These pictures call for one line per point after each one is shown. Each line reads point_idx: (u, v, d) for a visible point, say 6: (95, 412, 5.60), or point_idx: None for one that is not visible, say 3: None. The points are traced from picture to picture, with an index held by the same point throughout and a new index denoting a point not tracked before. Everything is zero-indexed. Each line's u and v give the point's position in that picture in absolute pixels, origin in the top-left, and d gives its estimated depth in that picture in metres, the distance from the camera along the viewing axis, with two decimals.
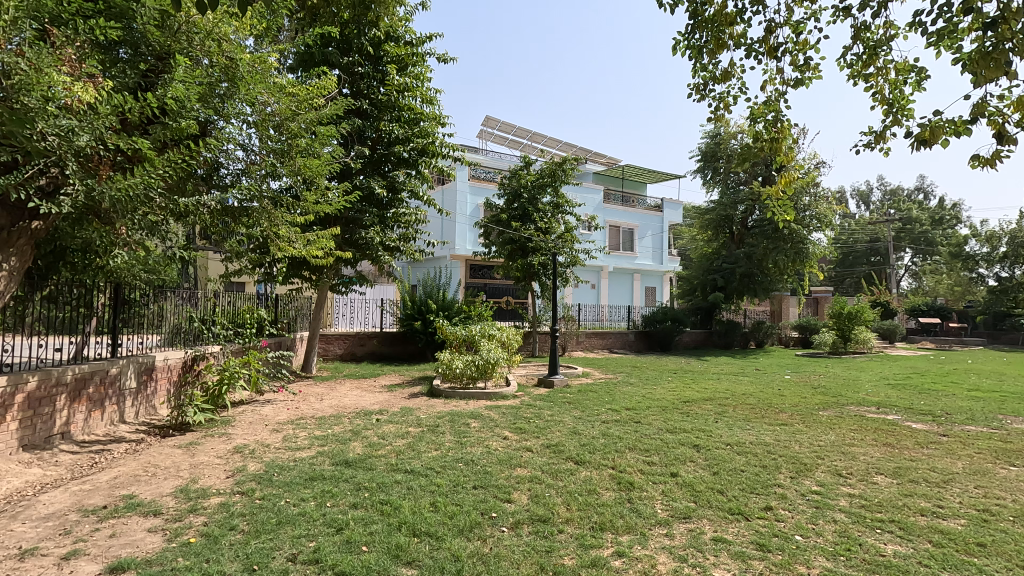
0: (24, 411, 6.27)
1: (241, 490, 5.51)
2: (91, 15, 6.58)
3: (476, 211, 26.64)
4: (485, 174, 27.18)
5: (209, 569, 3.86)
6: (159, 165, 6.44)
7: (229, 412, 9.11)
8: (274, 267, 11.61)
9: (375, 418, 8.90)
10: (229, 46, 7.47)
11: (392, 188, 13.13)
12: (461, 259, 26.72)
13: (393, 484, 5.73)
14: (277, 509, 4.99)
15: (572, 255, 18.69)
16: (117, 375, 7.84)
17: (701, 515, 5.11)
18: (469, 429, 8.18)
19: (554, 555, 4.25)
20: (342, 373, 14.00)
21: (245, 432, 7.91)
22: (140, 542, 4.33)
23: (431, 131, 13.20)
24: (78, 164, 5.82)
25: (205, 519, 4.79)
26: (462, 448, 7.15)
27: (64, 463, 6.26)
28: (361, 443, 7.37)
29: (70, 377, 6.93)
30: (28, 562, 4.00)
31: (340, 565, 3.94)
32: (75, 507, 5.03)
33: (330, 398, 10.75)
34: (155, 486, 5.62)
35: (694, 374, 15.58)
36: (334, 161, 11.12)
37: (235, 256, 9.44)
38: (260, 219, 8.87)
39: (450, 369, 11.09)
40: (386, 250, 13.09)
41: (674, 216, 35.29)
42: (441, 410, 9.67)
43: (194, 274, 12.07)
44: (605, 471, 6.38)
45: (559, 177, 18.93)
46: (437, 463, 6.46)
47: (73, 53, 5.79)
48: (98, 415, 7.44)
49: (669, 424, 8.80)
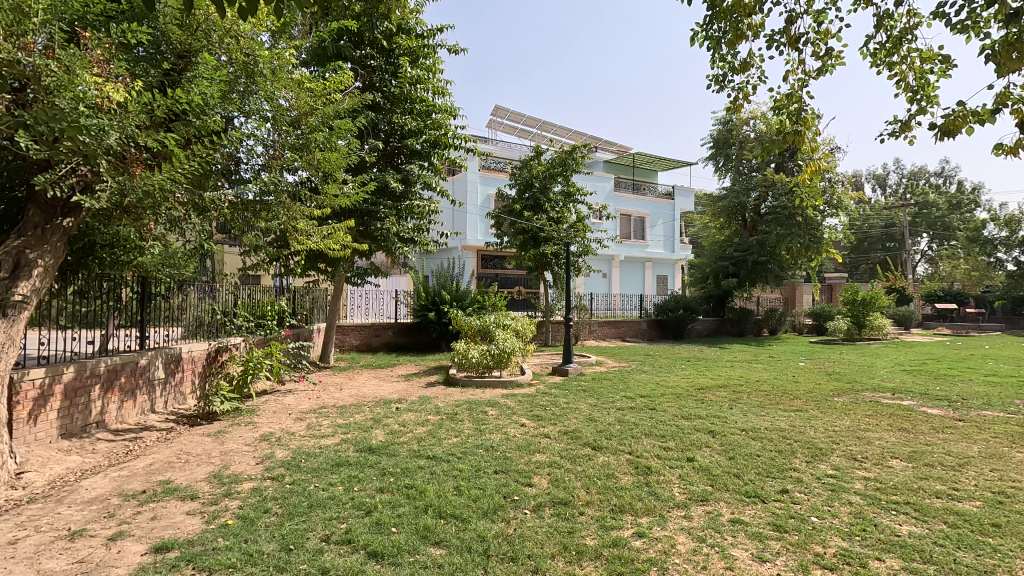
0: (62, 401, 6.54)
1: (271, 475, 5.72)
2: (115, 16, 6.73)
3: (486, 202, 26.71)
4: (496, 164, 27.24)
5: (248, 549, 4.07)
6: (185, 161, 6.62)
7: (253, 401, 9.36)
8: (292, 259, 11.80)
9: (394, 406, 9.11)
10: (246, 43, 7.64)
11: (406, 180, 13.29)
12: (473, 249, 26.84)
13: (416, 469, 5.91)
14: (307, 493, 5.19)
15: (585, 244, 18.73)
16: (146, 366, 8.09)
17: (718, 497, 5.23)
18: (487, 417, 8.36)
19: (576, 535, 4.40)
20: (360, 364, 14.25)
21: (270, 420, 8.14)
22: (181, 524, 4.54)
23: (444, 123, 13.35)
24: (110, 163, 6.00)
25: (240, 502, 5.00)
26: (481, 435, 7.31)
27: (101, 451, 6.49)
28: (383, 431, 7.55)
29: (103, 368, 7.18)
30: (78, 542, 4.23)
31: (372, 545, 4.12)
32: (116, 491, 5.27)
33: (350, 388, 11.00)
34: (189, 472, 5.85)
35: (707, 361, 15.62)
36: (351, 154, 11.23)
37: (254, 250, 9.60)
38: (279, 213, 9.01)
39: (466, 359, 11.25)
40: (401, 241, 13.24)
41: (686, 204, 35.16)
42: (459, 398, 9.84)
43: (213, 267, 12.26)
44: (622, 457, 6.51)
45: (571, 166, 18.89)
46: (458, 450, 6.61)
47: (101, 54, 5.94)
48: (130, 404, 7.70)
49: (684, 411, 8.92)
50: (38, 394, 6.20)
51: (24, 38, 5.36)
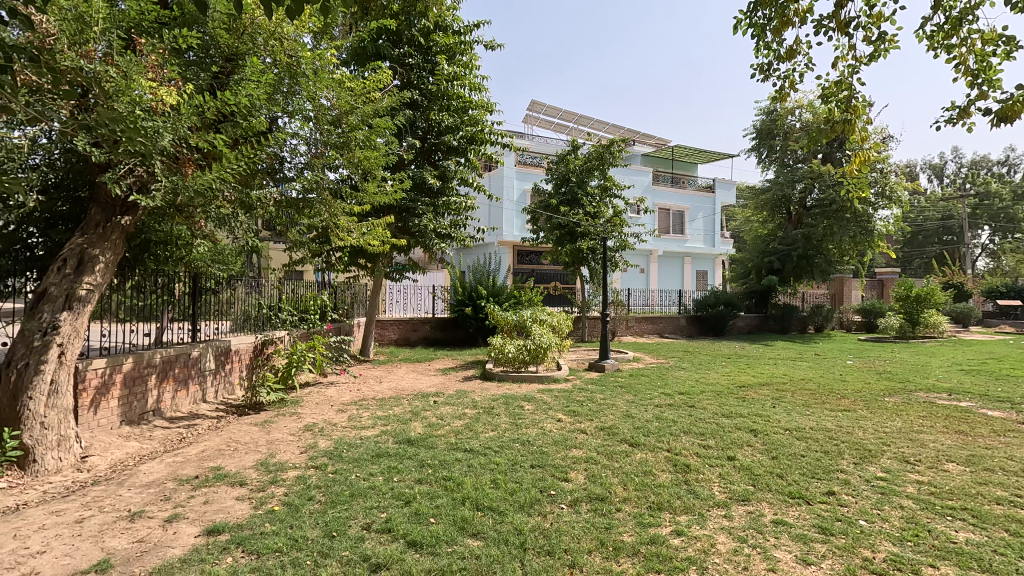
0: (122, 389, 6.92)
1: (315, 464, 5.91)
2: (168, 23, 7.05)
3: (522, 197, 26.72)
4: (532, 160, 27.20)
5: (294, 534, 4.22)
6: (233, 161, 6.88)
7: (297, 392, 9.68)
8: (333, 255, 12.11)
9: (432, 400, 9.25)
10: (290, 45, 7.76)
11: (443, 177, 13.43)
12: (509, 245, 26.92)
13: (454, 462, 5.99)
14: (349, 483, 5.33)
15: (622, 239, 18.51)
16: (198, 357, 8.46)
17: (760, 498, 5.11)
18: (523, 412, 8.39)
19: (614, 532, 4.37)
20: (399, 358, 14.52)
21: (313, 411, 8.40)
22: (231, 509, 4.75)
23: (480, 119, 13.41)
24: (163, 163, 6.29)
25: (285, 489, 5.19)
26: (517, 430, 7.35)
27: (157, 438, 6.84)
28: (421, 423, 7.69)
29: (159, 359, 7.55)
30: (137, 522, 4.48)
31: (411, 535, 4.21)
32: (171, 476, 5.55)
33: (389, 381, 11.24)
34: (238, 459, 6.11)
35: (749, 358, 15.22)
36: (390, 152, 11.41)
37: (297, 246, 9.90)
38: (321, 210, 9.26)
39: (502, 354, 11.31)
40: (438, 237, 13.40)
41: (727, 197, 34.26)
42: (495, 393, 9.92)
43: (259, 263, 12.73)
44: (660, 454, 6.43)
45: (608, 160, 18.66)
46: (495, 444, 6.67)
47: (155, 60, 6.21)
48: (183, 394, 8.08)
49: (724, 409, 8.72)
50: (100, 382, 6.57)
51: (85, 47, 5.66)
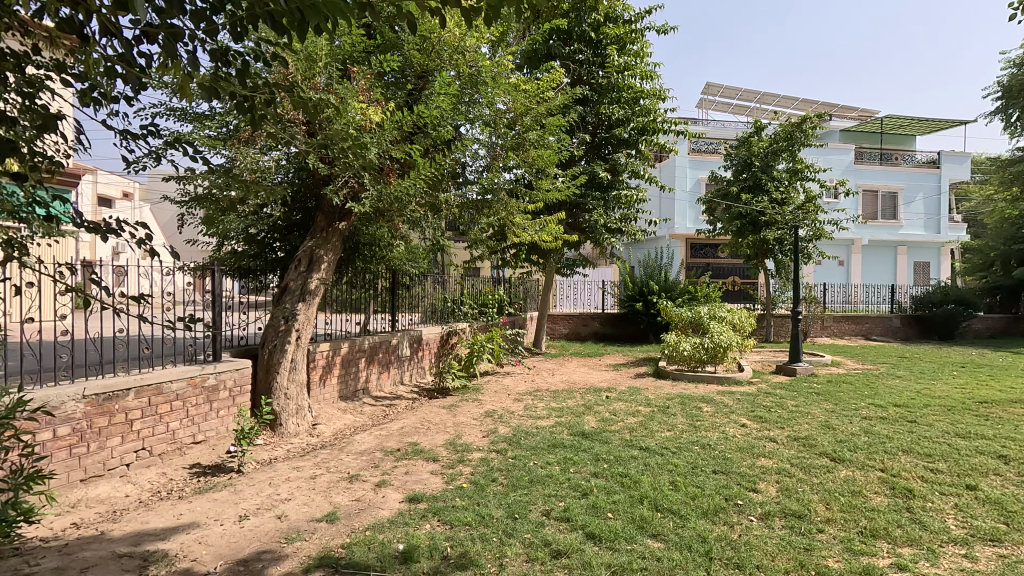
0: (341, 369, 8.12)
1: (496, 448, 6.29)
2: (373, 51, 8.03)
3: (697, 186, 25.23)
4: (708, 146, 25.53)
5: (481, 511, 4.54)
6: (424, 168, 7.60)
7: (478, 380, 10.42)
8: (509, 252, 12.76)
9: (605, 395, 9.23)
10: (472, 56, 8.32)
11: (614, 170, 13.28)
12: (682, 238, 25.66)
13: (630, 459, 5.89)
14: (528, 469, 5.57)
15: (816, 228, 16.43)
16: (396, 344, 9.60)
17: (1017, 540, 4.12)
18: (702, 413, 7.93)
19: (816, 555, 3.90)
20: (570, 352, 14.77)
21: (492, 399, 8.96)
22: (427, 481, 5.28)
23: (652, 108, 12.97)
24: (370, 174, 7.18)
25: (471, 469, 5.61)
26: (696, 432, 6.96)
27: (366, 412, 7.93)
28: (594, 418, 7.71)
29: (367, 345, 8.73)
30: (355, 484, 5.23)
31: (589, 527, 4.24)
32: (379, 447, 6.36)
33: (561, 374, 11.49)
34: (431, 437, 6.78)
35: (994, 368, 12.39)
36: (562, 150, 11.60)
37: (477, 244, 10.62)
38: (499, 210, 9.78)
39: (677, 351, 10.82)
40: (609, 231, 13.31)
41: (958, 172, 28.34)
42: (670, 391, 9.54)
43: (445, 261, 13.97)
44: (872, 473, 5.57)
45: (799, 139, 16.68)
46: (672, 444, 6.40)
47: (364, 84, 7.12)
48: (385, 376, 9.22)
49: (959, 427, 7.23)
50: (325, 362, 7.79)
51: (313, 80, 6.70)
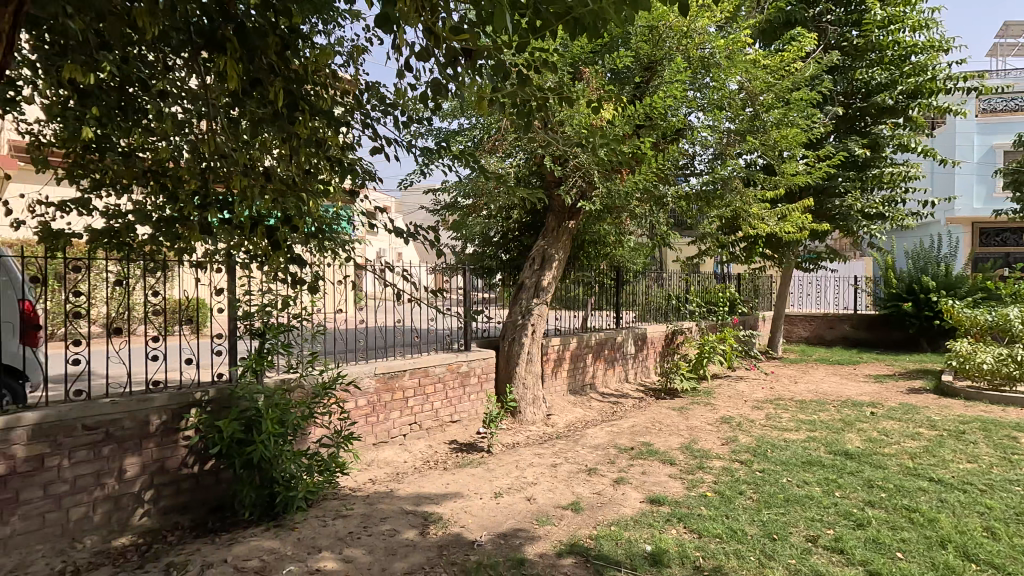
0: (571, 364, 8.39)
1: (739, 459, 5.79)
2: (599, 50, 8.06)
3: (991, 155, 19.93)
4: (1009, 103, 19.94)
5: (732, 525, 4.20)
6: (654, 161, 7.34)
7: (707, 383, 9.80)
8: (740, 246, 11.72)
9: (869, 410, 7.84)
10: (704, 38, 7.78)
11: (874, 145, 11.22)
12: (967, 222, 20.55)
13: (917, 491, 4.85)
14: (781, 486, 4.99)
15: None
16: (622, 342, 9.59)
17: None
18: (1020, 445, 6.17)
19: None
20: (814, 358, 12.96)
21: (727, 404, 8.33)
22: (666, 485, 5.10)
23: (930, 64, 10.60)
24: (601, 173, 7.17)
25: (714, 478, 5.25)
26: (1015, 468, 5.43)
27: (595, 408, 8.10)
28: (858, 436, 6.59)
29: (594, 341, 8.89)
30: (593, 477, 5.32)
31: (873, 565, 3.59)
32: (612, 443, 6.40)
33: (807, 382, 10.13)
34: (664, 439, 6.57)
35: None
36: (807, 128, 10.19)
37: (706, 239, 9.97)
38: (733, 200, 8.98)
39: (971, 363, 8.65)
40: (868, 218, 11.30)
41: None
42: (964, 413, 7.65)
43: (667, 258, 13.50)
44: None
45: None
46: (979, 480, 5.09)
47: (593, 83, 7.14)
48: (611, 373, 9.28)
49: None
50: (557, 356, 8.12)
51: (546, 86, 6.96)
